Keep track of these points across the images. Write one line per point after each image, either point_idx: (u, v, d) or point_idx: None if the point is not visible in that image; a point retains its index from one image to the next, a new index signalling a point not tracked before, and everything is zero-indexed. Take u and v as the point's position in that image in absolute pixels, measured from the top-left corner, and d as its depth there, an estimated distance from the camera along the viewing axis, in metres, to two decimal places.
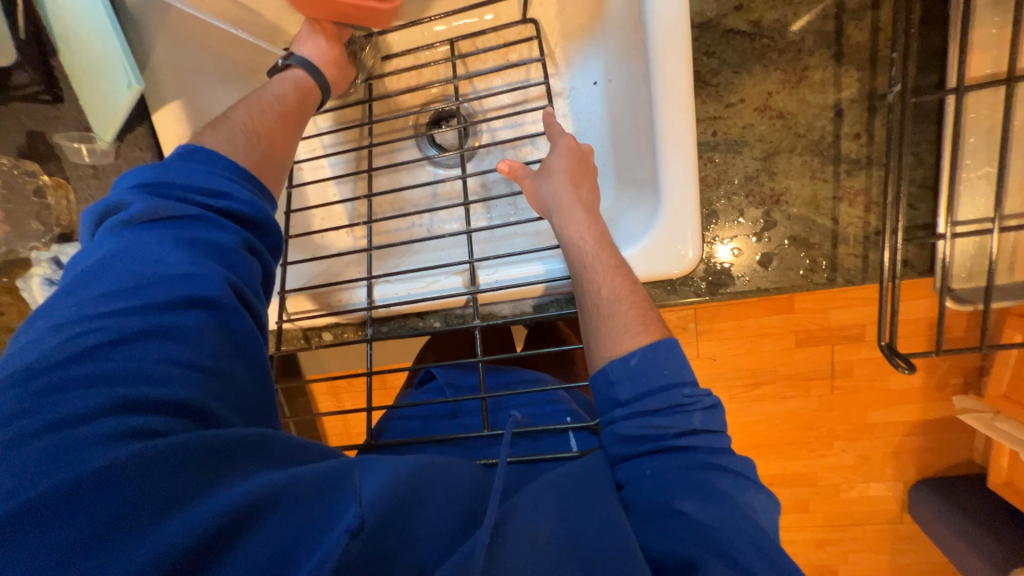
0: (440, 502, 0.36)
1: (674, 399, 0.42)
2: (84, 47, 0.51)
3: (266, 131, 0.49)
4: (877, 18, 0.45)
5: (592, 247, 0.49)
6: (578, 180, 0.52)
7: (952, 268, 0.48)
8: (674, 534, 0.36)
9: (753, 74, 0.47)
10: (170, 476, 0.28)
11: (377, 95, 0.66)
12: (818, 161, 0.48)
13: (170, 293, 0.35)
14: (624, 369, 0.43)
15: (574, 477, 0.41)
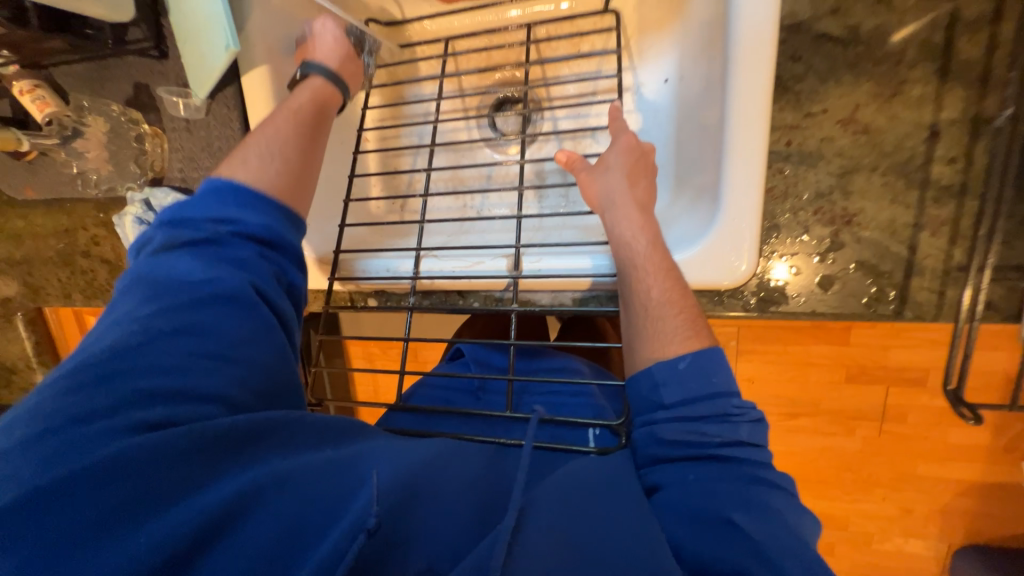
0: (448, 491, 0.38)
1: (723, 408, 0.41)
2: (191, 7, 0.55)
3: (288, 149, 0.50)
4: (997, 31, 0.40)
5: (643, 248, 0.48)
6: (638, 182, 0.51)
7: None
8: (719, 544, 0.36)
9: (842, 84, 0.43)
10: (189, 460, 0.33)
11: (448, 74, 0.68)
12: (901, 185, 0.44)
13: (202, 295, 0.41)
14: (671, 373, 0.43)
15: (597, 475, 0.41)
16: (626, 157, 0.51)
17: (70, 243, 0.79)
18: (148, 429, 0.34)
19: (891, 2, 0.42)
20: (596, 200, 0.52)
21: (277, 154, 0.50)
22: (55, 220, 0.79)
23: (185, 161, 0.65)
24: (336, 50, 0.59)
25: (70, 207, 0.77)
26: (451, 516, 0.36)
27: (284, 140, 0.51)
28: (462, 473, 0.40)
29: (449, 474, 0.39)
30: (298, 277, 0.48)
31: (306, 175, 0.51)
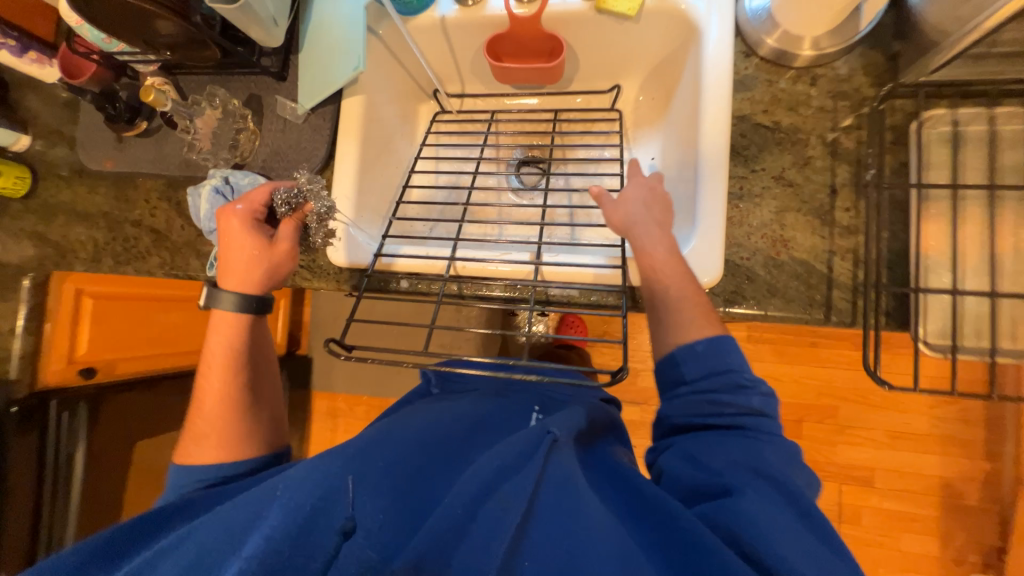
0: (380, 473, 0.47)
1: (737, 380, 0.53)
2: (322, 49, 0.76)
3: (234, 417, 0.60)
4: (863, 132, 0.63)
5: (663, 257, 0.61)
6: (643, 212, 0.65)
7: (926, 326, 0.58)
8: (722, 476, 0.48)
9: (772, 154, 0.65)
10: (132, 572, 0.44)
11: (491, 136, 0.91)
12: (818, 223, 0.63)
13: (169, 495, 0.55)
14: (691, 353, 0.55)
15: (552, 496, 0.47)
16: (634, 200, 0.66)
17: (124, 213, 0.87)
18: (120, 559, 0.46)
19: (799, 110, 0.65)
20: (616, 224, 0.66)
21: (222, 426, 0.59)
22: (119, 192, 0.88)
23: (271, 155, 0.80)
24: (250, 257, 0.58)
25: (139, 181, 0.87)
26: (380, 530, 0.44)
27: (225, 414, 0.59)
28: (390, 455, 0.50)
29: (378, 462, 0.48)
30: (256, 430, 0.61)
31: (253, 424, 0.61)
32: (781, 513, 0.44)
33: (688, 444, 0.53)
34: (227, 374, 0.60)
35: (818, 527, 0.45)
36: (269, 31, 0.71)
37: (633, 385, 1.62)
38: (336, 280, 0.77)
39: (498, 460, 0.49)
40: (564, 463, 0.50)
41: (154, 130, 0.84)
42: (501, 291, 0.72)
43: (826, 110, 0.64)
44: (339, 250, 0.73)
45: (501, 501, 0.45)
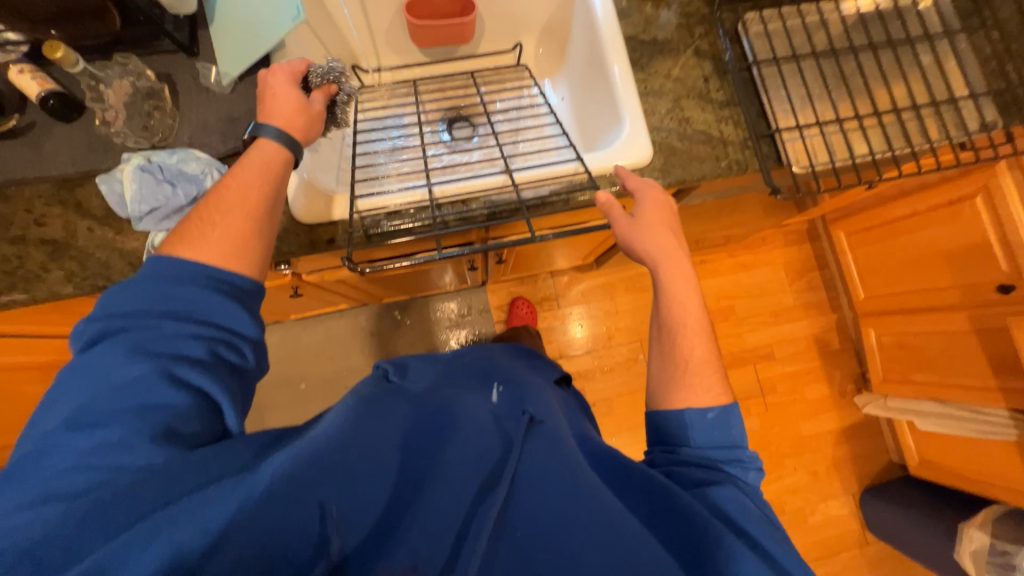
0: (376, 465, 0.49)
1: (735, 454, 0.60)
2: (238, 15, 0.74)
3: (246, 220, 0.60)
4: (710, 38, 0.86)
5: (688, 323, 0.65)
6: (663, 244, 0.67)
7: (791, 156, 0.81)
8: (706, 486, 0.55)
9: (658, 61, 0.85)
10: (93, 527, 0.41)
11: (421, 97, 0.97)
12: (703, 103, 0.83)
13: (118, 385, 0.48)
14: (703, 420, 0.60)
15: (542, 463, 0.54)
16: (653, 226, 0.67)
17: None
18: (66, 495, 0.42)
19: (666, 28, 0.86)
20: (638, 250, 0.67)
21: (240, 223, 0.60)
22: None
23: (198, 130, 0.74)
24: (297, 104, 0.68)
25: (10, 192, 0.71)
26: (368, 518, 0.46)
27: (247, 214, 0.60)
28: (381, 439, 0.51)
29: (360, 449, 0.48)
30: (233, 345, 0.55)
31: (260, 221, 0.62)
32: (752, 509, 0.52)
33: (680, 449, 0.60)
34: (250, 176, 0.63)
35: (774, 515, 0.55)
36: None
37: (580, 336, 1.76)
38: (310, 239, 0.74)
39: (485, 453, 0.55)
40: (547, 440, 0.57)
41: (24, 130, 0.72)
42: (482, 210, 0.76)
43: (683, 26, 0.86)
44: (300, 204, 0.73)
45: (490, 488, 0.52)
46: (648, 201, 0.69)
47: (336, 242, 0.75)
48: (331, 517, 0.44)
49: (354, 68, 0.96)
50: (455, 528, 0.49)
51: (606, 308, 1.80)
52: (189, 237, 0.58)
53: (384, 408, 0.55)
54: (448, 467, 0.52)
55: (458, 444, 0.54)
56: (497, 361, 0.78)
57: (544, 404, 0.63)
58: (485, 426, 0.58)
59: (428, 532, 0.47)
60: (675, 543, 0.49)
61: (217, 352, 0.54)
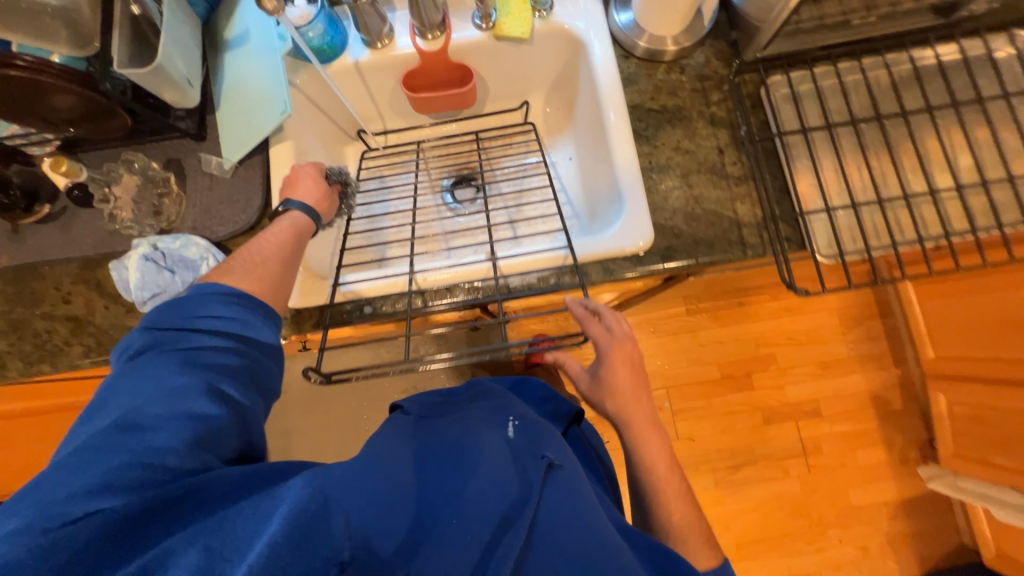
0: (393, 491, 0.46)
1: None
2: (240, 102, 0.77)
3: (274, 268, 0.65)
4: (727, 104, 0.77)
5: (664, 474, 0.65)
6: (638, 419, 0.68)
7: (817, 241, 0.72)
8: None
9: (666, 132, 0.78)
10: (138, 525, 0.40)
11: (424, 159, 0.96)
12: (716, 179, 0.75)
13: (169, 388, 0.49)
14: None
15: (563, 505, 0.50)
16: (623, 403, 0.68)
17: (31, 308, 0.78)
18: (106, 489, 0.41)
19: (677, 94, 0.79)
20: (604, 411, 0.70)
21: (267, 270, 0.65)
22: (21, 287, 0.79)
23: (201, 214, 0.77)
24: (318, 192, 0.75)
25: (45, 271, 0.79)
26: (396, 539, 0.43)
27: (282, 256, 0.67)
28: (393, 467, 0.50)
29: (368, 472, 0.47)
30: (263, 363, 0.58)
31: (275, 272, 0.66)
32: None
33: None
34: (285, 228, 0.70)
35: None
36: (182, 91, 0.71)
37: None
38: (295, 323, 0.75)
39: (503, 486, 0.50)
40: (562, 481, 0.53)
41: (57, 213, 0.79)
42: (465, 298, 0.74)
43: (697, 91, 0.79)
44: (297, 292, 0.74)
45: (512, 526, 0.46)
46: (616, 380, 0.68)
47: (317, 327, 0.75)
48: (358, 529, 0.41)
49: (360, 136, 0.97)
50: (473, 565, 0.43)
51: None
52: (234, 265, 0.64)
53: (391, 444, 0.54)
54: (468, 503, 0.47)
55: (478, 475, 0.50)
56: (512, 403, 0.74)
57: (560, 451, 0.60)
58: (505, 456, 0.54)
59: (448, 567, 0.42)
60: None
61: (250, 367, 0.56)
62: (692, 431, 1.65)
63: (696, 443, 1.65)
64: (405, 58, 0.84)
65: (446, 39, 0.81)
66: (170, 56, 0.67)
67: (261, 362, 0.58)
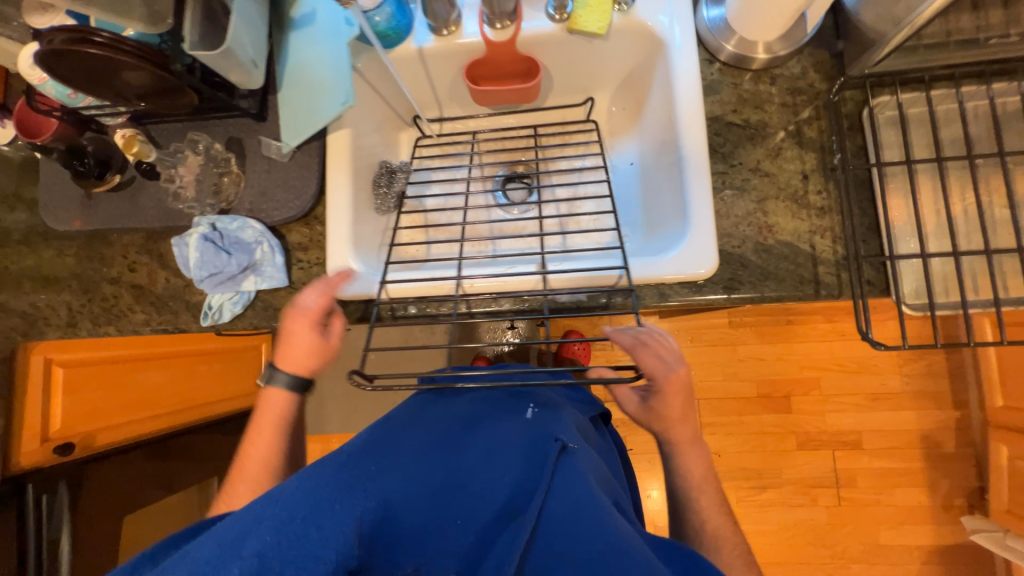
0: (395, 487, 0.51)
1: None
2: (302, 84, 0.76)
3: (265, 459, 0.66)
4: (820, 124, 0.69)
5: (699, 481, 0.63)
6: (682, 434, 0.63)
7: (902, 289, 0.65)
8: None
9: (746, 149, 0.71)
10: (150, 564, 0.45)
11: (478, 152, 0.93)
12: (795, 207, 0.69)
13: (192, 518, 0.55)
14: None
15: (569, 503, 0.48)
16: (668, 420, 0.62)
17: (100, 272, 0.82)
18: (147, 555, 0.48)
19: (764, 107, 0.72)
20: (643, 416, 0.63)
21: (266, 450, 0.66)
22: (93, 251, 0.83)
23: (257, 196, 0.78)
24: (305, 348, 0.65)
25: (113, 238, 0.83)
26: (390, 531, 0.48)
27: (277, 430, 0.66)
28: (406, 456, 0.54)
29: (373, 466, 0.52)
30: None
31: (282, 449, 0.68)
32: None
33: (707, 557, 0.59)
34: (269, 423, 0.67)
35: None
36: (247, 72, 0.70)
37: None
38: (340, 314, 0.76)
39: (504, 478, 0.53)
40: (570, 467, 0.53)
41: (127, 182, 0.81)
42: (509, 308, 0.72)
43: (787, 106, 0.71)
44: (346, 283, 0.74)
45: (513, 516, 0.49)
46: (668, 407, 0.60)
47: (362, 320, 0.76)
48: (348, 522, 0.45)
49: (414, 122, 0.95)
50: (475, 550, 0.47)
51: None
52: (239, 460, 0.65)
53: (413, 430, 0.59)
54: (466, 500, 0.51)
55: (478, 474, 0.53)
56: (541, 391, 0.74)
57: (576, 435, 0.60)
58: (510, 451, 0.56)
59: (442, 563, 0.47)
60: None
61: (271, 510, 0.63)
62: (719, 446, 1.61)
63: (721, 458, 1.61)
64: (470, 47, 0.80)
65: (515, 29, 0.76)
66: (239, 37, 0.66)
67: None
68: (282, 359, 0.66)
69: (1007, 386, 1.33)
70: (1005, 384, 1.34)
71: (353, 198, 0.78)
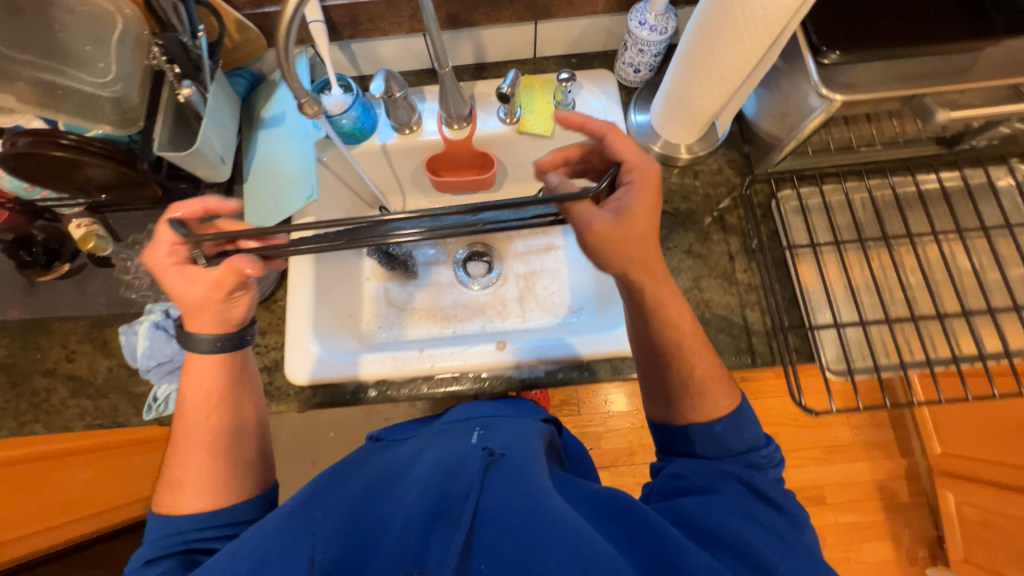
0: (336, 522, 0.51)
1: (755, 454, 0.58)
2: (267, 176, 0.80)
3: (216, 445, 0.59)
4: (739, 211, 0.80)
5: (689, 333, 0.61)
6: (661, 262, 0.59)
7: (826, 356, 0.72)
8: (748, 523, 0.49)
9: (679, 235, 0.80)
10: None
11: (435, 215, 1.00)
12: (726, 284, 0.77)
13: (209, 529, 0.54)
14: (711, 433, 0.58)
15: (498, 499, 0.51)
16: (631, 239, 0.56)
17: (33, 363, 0.77)
18: None
19: (692, 198, 0.82)
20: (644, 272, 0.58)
21: (209, 440, 0.60)
22: (26, 342, 0.79)
23: None
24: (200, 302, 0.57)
25: (52, 327, 0.79)
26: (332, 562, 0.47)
27: (211, 408, 0.61)
28: (349, 490, 0.57)
29: (316, 513, 0.52)
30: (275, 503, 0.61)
31: (239, 434, 0.61)
32: (781, 544, 0.48)
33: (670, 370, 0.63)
34: (192, 410, 0.60)
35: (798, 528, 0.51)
36: (214, 168, 0.73)
37: (597, 449, 1.65)
38: (296, 401, 0.75)
39: (446, 490, 0.53)
40: (506, 467, 0.56)
41: (77, 270, 0.79)
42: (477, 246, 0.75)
43: (709, 196, 0.81)
44: (304, 370, 0.74)
45: (449, 524, 0.50)
46: (640, 208, 0.56)
47: (319, 405, 0.75)
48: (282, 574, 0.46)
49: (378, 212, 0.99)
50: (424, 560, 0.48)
51: (629, 421, 1.67)
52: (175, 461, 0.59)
53: (356, 474, 0.60)
54: (401, 522, 0.50)
55: (411, 493, 0.54)
56: (478, 408, 0.77)
57: (514, 440, 0.62)
58: (440, 464, 0.58)
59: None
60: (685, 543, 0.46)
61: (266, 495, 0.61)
62: None
63: None
64: (431, 144, 0.88)
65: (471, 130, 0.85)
66: (210, 138, 0.70)
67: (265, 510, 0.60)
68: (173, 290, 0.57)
69: (940, 431, 1.43)
70: (938, 431, 1.44)
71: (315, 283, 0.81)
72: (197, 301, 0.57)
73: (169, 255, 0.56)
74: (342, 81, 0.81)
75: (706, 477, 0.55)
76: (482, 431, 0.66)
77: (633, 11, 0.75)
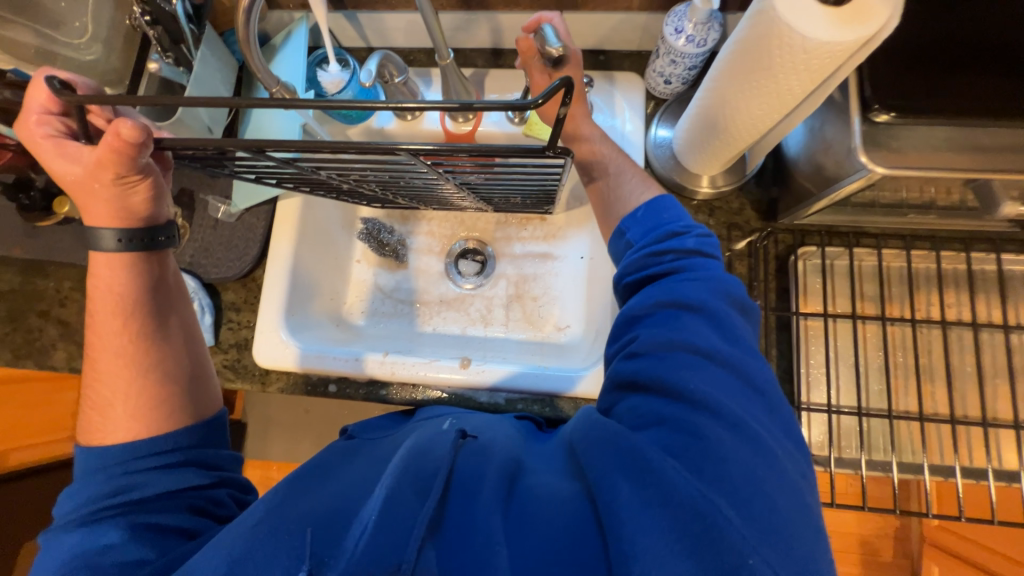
0: (310, 502, 0.49)
1: (710, 278, 0.54)
2: None
3: (140, 358, 0.54)
4: (752, 261, 0.71)
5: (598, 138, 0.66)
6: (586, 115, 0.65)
7: (810, 440, 0.66)
8: (708, 379, 0.48)
9: None
10: None
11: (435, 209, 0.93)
12: None
13: (146, 469, 0.51)
14: (634, 219, 0.59)
15: (469, 468, 0.51)
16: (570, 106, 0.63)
17: (29, 303, 0.81)
18: (93, 557, 0.45)
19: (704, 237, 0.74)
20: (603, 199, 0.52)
21: (129, 350, 0.54)
22: (25, 282, 0.82)
23: (200, 250, 0.78)
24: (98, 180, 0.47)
25: (50, 270, 0.82)
26: (316, 527, 0.46)
27: (121, 318, 0.54)
28: (336, 481, 0.53)
29: (292, 508, 0.48)
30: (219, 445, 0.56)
31: (171, 347, 0.56)
32: (734, 381, 0.49)
33: (656, 292, 0.54)
34: (108, 317, 0.54)
35: (766, 382, 0.50)
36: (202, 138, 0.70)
37: None
38: (262, 381, 0.77)
39: (418, 462, 0.50)
40: (477, 451, 0.54)
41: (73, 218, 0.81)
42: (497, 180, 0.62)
43: (723, 238, 0.73)
44: (271, 356, 0.75)
45: (418, 494, 0.47)
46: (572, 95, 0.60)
47: (284, 390, 0.77)
48: (269, 557, 0.44)
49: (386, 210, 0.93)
50: (400, 531, 0.44)
51: None
52: (95, 379, 0.53)
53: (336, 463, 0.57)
54: (373, 497, 0.48)
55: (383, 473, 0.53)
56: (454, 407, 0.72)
57: (485, 425, 0.60)
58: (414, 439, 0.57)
59: (373, 544, 0.43)
60: (663, 498, 0.43)
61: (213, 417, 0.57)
62: None
63: None
64: (432, 133, 0.82)
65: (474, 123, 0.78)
66: (194, 107, 0.66)
67: (209, 443, 0.56)
68: (51, 159, 0.46)
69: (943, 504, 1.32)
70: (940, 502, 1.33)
71: (294, 266, 0.79)
72: (81, 182, 0.48)
73: (42, 127, 0.46)
74: (342, 56, 0.75)
75: (665, 336, 0.51)
76: (457, 418, 0.63)
77: (669, 15, 0.64)
